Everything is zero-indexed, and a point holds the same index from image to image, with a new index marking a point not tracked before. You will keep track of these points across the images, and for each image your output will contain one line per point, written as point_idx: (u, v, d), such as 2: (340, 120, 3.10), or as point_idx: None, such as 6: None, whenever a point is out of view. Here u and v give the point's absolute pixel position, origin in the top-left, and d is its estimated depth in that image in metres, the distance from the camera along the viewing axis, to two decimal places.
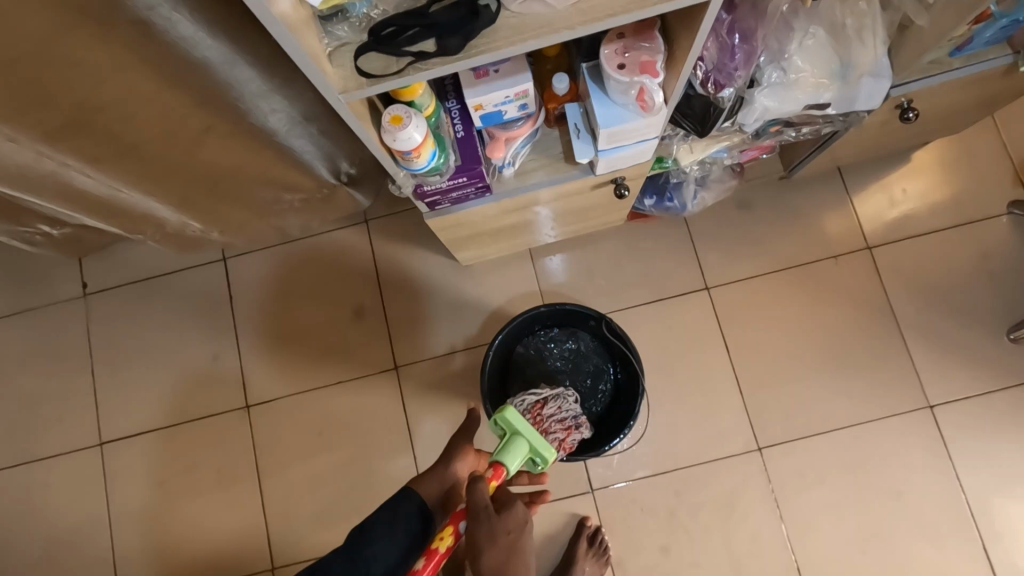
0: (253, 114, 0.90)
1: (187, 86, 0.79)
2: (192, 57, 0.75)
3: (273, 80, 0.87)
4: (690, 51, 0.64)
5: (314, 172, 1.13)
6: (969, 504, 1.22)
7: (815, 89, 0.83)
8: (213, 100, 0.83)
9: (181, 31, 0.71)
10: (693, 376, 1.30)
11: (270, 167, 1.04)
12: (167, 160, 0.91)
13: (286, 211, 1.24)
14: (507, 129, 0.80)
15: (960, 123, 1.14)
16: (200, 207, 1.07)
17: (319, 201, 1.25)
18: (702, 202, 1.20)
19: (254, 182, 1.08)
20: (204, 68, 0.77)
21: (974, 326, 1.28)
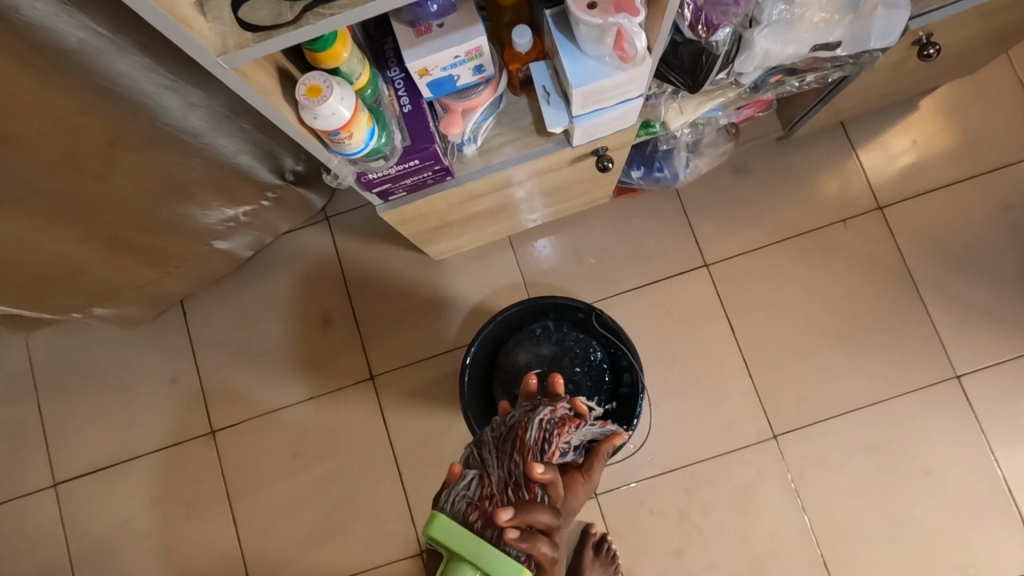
0: (165, 108, 0.76)
1: (71, 80, 0.65)
2: (66, 39, 0.61)
3: (180, 67, 0.74)
4: None
5: (257, 171, 1.00)
6: (1006, 479, 1.12)
7: (824, 25, 0.70)
8: (108, 94, 0.69)
9: (40, 8, 0.57)
10: (696, 362, 1.19)
11: (204, 177, 0.91)
12: (72, 193, 0.77)
13: (233, 233, 1.10)
14: (463, 99, 0.67)
15: (975, 61, 1.02)
16: (128, 244, 0.93)
17: (269, 211, 1.11)
18: (695, 170, 1.07)
19: (188, 205, 0.94)
20: (84, 56, 0.64)
21: (999, 285, 1.17)
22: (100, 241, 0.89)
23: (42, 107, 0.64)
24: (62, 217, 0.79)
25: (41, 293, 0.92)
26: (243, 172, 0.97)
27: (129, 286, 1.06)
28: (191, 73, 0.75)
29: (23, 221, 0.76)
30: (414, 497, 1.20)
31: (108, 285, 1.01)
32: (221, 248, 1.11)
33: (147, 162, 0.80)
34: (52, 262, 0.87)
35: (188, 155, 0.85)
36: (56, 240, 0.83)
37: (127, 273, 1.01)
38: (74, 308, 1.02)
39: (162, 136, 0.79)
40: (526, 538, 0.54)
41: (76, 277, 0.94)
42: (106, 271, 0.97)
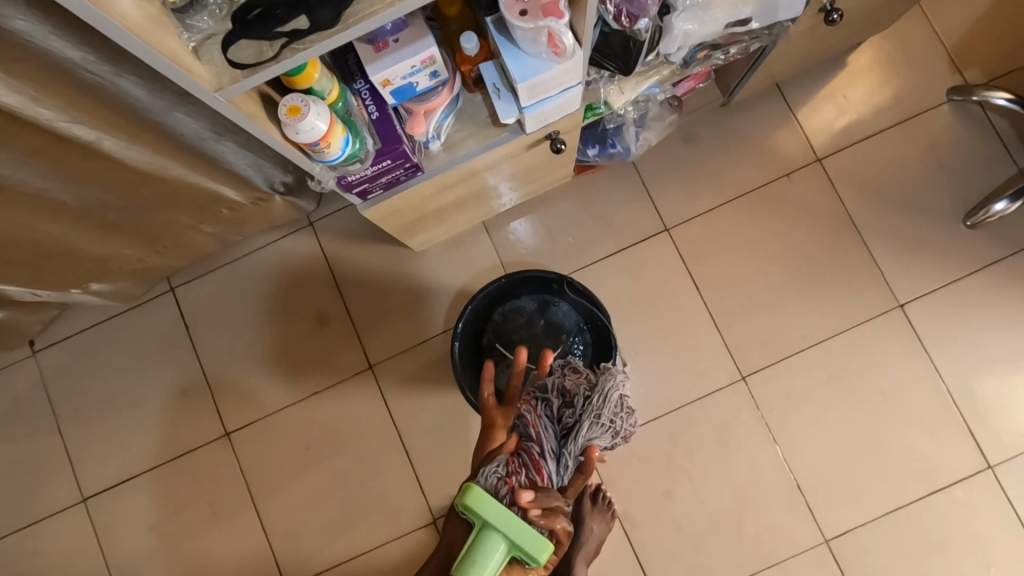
0: (151, 120, 0.83)
1: (67, 106, 0.73)
2: (65, 74, 0.70)
3: (166, 94, 0.82)
4: None
5: (243, 180, 1.07)
6: (951, 393, 1.24)
7: (733, 5, 0.80)
8: (97, 117, 0.77)
9: (45, 50, 0.66)
10: (666, 319, 1.29)
11: (193, 184, 0.99)
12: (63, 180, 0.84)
13: (222, 233, 1.18)
14: (423, 101, 0.76)
15: (886, 18, 1.12)
16: (117, 227, 1.00)
17: (258, 218, 1.19)
18: (645, 143, 1.17)
19: (169, 202, 1.01)
20: (83, 89, 0.73)
21: (932, 219, 1.28)
22: (91, 223, 0.96)
23: (40, 120, 0.72)
24: (59, 201, 0.87)
25: (40, 271, 0.99)
26: (230, 177, 1.04)
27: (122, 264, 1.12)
28: (176, 98, 0.83)
29: (20, 204, 0.83)
30: (419, 469, 1.30)
31: (101, 264, 1.07)
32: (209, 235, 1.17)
33: (135, 166, 0.87)
34: (47, 244, 0.94)
35: (175, 164, 0.92)
36: (50, 221, 0.90)
37: (119, 254, 1.08)
38: (74, 284, 1.08)
39: (150, 149, 0.86)
40: (546, 515, 0.69)
41: (72, 261, 1.01)
42: (99, 253, 1.04)
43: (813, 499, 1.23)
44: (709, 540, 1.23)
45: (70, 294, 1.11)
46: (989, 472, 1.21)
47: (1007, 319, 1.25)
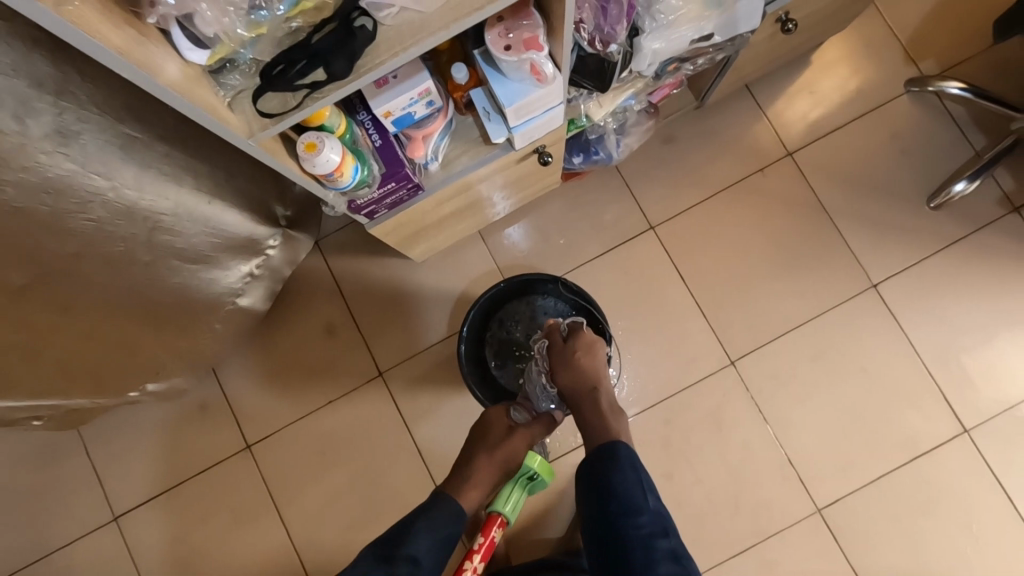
0: (192, 178, 0.88)
1: (118, 177, 0.76)
2: (109, 147, 0.74)
3: (195, 147, 0.87)
4: (564, 20, 0.69)
5: (257, 227, 1.08)
6: (927, 364, 1.32)
7: (697, 22, 0.87)
8: (145, 182, 0.80)
9: (95, 124, 0.71)
10: (657, 310, 1.37)
11: (224, 250, 1.03)
12: (121, 274, 0.86)
13: (250, 291, 1.17)
14: (421, 127, 0.83)
15: (842, 21, 1.21)
16: (168, 318, 1.02)
17: (273, 257, 1.19)
18: (627, 148, 1.24)
19: (211, 269, 1.03)
20: (126, 158, 0.76)
21: (899, 203, 1.37)
22: (144, 322, 0.98)
23: (104, 204, 0.76)
24: (124, 307, 0.91)
25: (101, 378, 1.03)
26: (247, 229, 1.05)
27: (178, 359, 1.14)
28: (202, 151, 0.88)
29: (88, 313, 0.87)
30: (433, 468, 1.37)
31: (168, 348, 1.09)
32: (241, 304, 1.17)
33: (180, 234, 0.91)
34: (111, 344, 0.96)
35: (218, 216, 0.97)
36: (117, 325, 0.93)
37: (177, 358, 1.13)
38: (129, 386, 1.11)
39: (190, 210, 0.90)
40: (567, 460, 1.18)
41: (134, 362, 1.05)
42: (158, 354, 1.08)
43: (806, 474, 1.31)
44: (714, 519, 1.31)
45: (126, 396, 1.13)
46: (966, 435, 1.30)
47: (975, 291, 1.33)
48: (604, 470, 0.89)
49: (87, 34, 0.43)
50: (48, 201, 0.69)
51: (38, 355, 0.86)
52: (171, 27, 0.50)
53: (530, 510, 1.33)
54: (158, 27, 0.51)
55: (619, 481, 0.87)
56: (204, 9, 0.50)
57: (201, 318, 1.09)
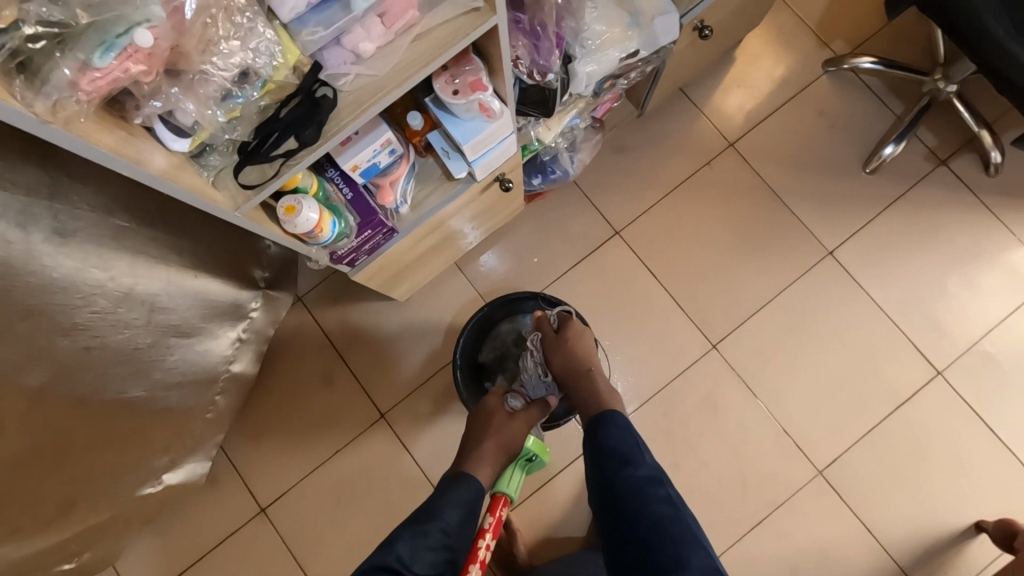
0: (179, 257, 0.93)
1: (113, 267, 0.81)
2: (102, 238, 0.78)
3: (178, 226, 0.92)
4: (501, 58, 0.75)
5: (241, 291, 1.12)
6: (892, 318, 1.41)
7: (621, 43, 0.96)
8: (138, 267, 0.85)
9: (87, 219, 0.75)
10: (636, 309, 1.44)
11: (213, 319, 1.07)
12: (130, 361, 0.89)
13: (241, 356, 1.19)
14: (387, 174, 0.89)
15: (753, 19, 1.32)
16: (176, 398, 1.04)
17: (257, 319, 1.21)
18: (581, 163, 1.32)
19: (204, 339, 1.06)
20: (117, 246, 0.81)
21: (840, 173, 1.46)
22: (155, 407, 1.00)
23: (105, 293, 0.81)
24: (134, 394, 0.94)
25: (123, 476, 1.03)
26: (232, 294, 1.10)
27: (192, 440, 1.15)
28: (185, 228, 0.93)
29: (103, 408, 0.89)
30: None
31: (180, 434, 1.10)
32: (234, 369, 1.19)
33: (176, 310, 0.95)
34: (129, 436, 0.98)
35: (205, 286, 1.01)
36: (130, 415, 0.95)
37: (193, 437, 1.14)
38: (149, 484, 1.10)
39: (182, 285, 0.95)
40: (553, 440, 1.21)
41: (154, 450, 1.06)
42: (172, 440, 1.09)
43: (801, 441, 1.37)
44: (726, 498, 1.36)
45: (140, 492, 1.10)
46: (940, 377, 1.38)
47: (923, 241, 1.43)
48: (603, 438, 0.94)
49: (89, 142, 0.49)
50: (54, 299, 0.73)
51: (65, 462, 0.88)
52: (156, 124, 0.56)
53: (550, 521, 1.36)
54: (143, 124, 0.56)
55: (610, 438, 0.93)
56: (185, 104, 0.55)
57: (204, 392, 1.11)
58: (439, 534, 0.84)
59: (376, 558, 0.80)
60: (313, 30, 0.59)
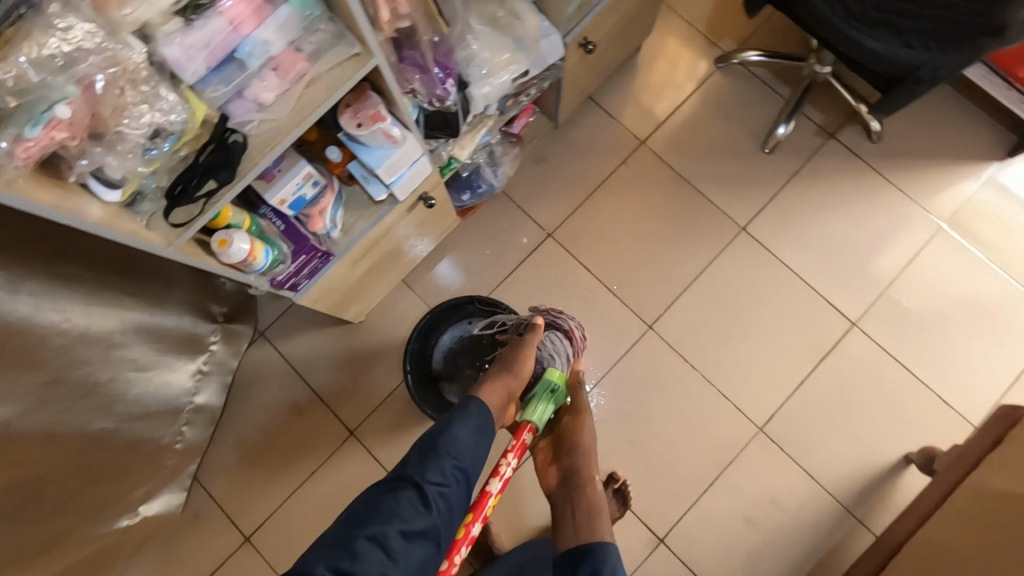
0: (131, 298, 1.04)
1: (67, 309, 0.92)
2: (53, 285, 0.89)
3: (126, 270, 1.02)
4: (388, 83, 0.88)
5: (198, 326, 1.25)
6: (807, 280, 1.54)
7: (510, 65, 1.08)
8: (90, 308, 0.96)
9: (38, 269, 0.87)
10: (575, 302, 1.55)
11: (168, 353, 1.18)
12: (92, 394, 1.00)
13: (205, 388, 1.31)
14: (315, 204, 0.99)
15: (638, 30, 1.47)
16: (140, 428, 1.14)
17: (217, 351, 1.34)
18: (504, 175, 1.44)
19: (164, 371, 1.18)
20: (68, 291, 0.92)
21: (743, 156, 1.61)
22: (120, 437, 1.09)
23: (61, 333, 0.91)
24: (98, 427, 1.03)
25: (100, 510, 1.10)
26: (189, 329, 1.23)
27: (163, 470, 1.24)
28: (133, 271, 1.04)
29: (71, 442, 0.98)
30: None
31: (151, 463, 1.20)
32: (197, 401, 1.29)
33: (132, 346, 1.06)
34: (100, 469, 1.06)
35: (158, 322, 1.13)
36: (99, 448, 1.04)
37: (162, 466, 1.23)
38: (125, 515, 1.18)
39: (135, 323, 1.06)
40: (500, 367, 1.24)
41: (125, 481, 1.15)
42: (141, 469, 1.18)
43: (740, 402, 1.48)
44: (679, 465, 1.46)
45: (117, 525, 1.18)
46: (856, 328, 1.51)
47: (824, 208, 1.57)
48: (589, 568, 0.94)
49: (33, 201, 0.58)
50: (14, 342, 0.84)
51: (44, 497, 0.95)
52: (89, 180, 0.66)
53: (521, 510, 1.44)
54: (78, 182, 0.66)
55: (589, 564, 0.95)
56: (111, 161, 0.66)
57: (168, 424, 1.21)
58: (458, 460, 0.89)
59: (403, 469, 0.86)
60: (215, 88, 0.69)
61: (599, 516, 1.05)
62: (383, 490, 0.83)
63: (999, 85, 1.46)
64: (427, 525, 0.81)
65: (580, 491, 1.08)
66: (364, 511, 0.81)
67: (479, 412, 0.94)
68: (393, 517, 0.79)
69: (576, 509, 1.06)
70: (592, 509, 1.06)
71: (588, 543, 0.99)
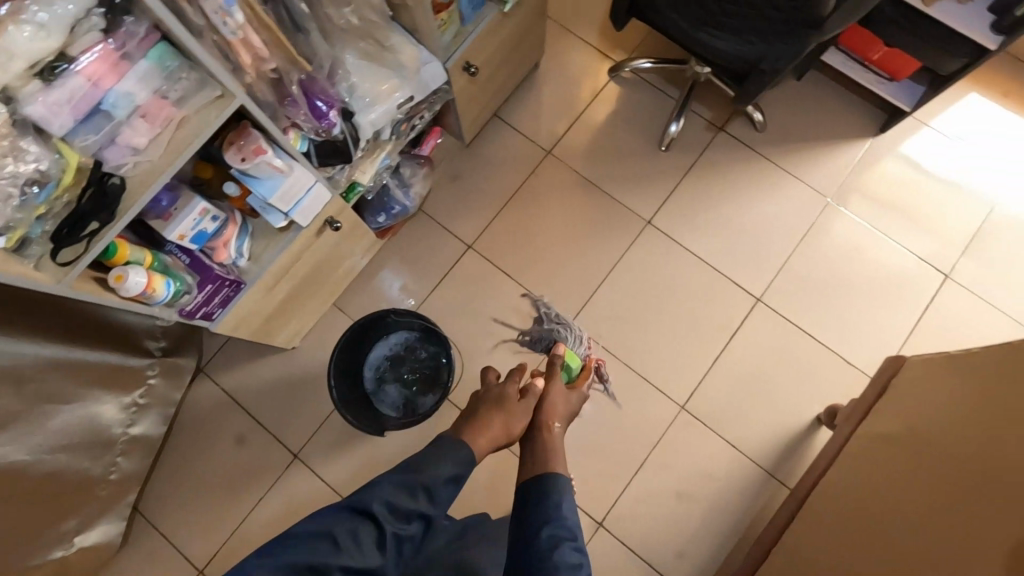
0: (48, 334, 1.12)
1: None
2: None
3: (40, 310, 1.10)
4: (263, 121, 0.96)
5: (128, 360, 1.33)
6: (711, 263, 1.65)
7: (393, 93, 1.18)
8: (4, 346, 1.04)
9: None
10: (498, 308, 1.64)
11: (95, 387, 1.25)
12: (4, 428, 1.07)
13: (141, 420, 1.38)
14: (218, 236, 1.07)
15: (527, 50, 1.59)
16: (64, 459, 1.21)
17: (154, 385, 1.41)
18: (417, 195, 1.54)
19: (92, 404, 1.25)
20: None
21: (642, 156, 1.73)
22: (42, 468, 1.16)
23: None
24: (14, 460, 1.10)
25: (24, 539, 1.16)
26: (118, 362, 1.30)
27: (94, 499, 1.30)
28: (51, 309, 1.12)
29: None
30: None
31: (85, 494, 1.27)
32: (134, 433, 1.37)
33: (50, 381, 1.14)
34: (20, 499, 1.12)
35: (82, 357, 1.20)
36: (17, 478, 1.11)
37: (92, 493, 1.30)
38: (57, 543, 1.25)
39: (56, 360, 1.14)
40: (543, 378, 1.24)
41: (53, 511, 1.21)
42: (70, 498, 1.24)
43: (661, 384, 1.57)
44: (608, 449, 1.53)
45: (51, 556, 1.25)
46: (760, 303, 1.62)
47: (721, 195, 1.69)
48: (539, 495, 0.87)
49: None
50: None
51: None
52: None
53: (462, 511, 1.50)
54: None
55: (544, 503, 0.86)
56: None
57: (99, 456, 1.29)
58: (426, 505, 0.86)
59: (363, 497, 0.83)
60: (86, 137, 0.78)
61: (555, 452, 0.96)
62: (341, 515, 0.81)
63: (856, 69, 1.61)
64: (375, 564, 0.79)
65: (534, 432, 1.02)
66: (310, 536, 0.78)
67: (458, 453, 0.92)
68: (340, 551, 0.77)
69: (532, 444, 0.98)
70: (548, 446, 0.97)
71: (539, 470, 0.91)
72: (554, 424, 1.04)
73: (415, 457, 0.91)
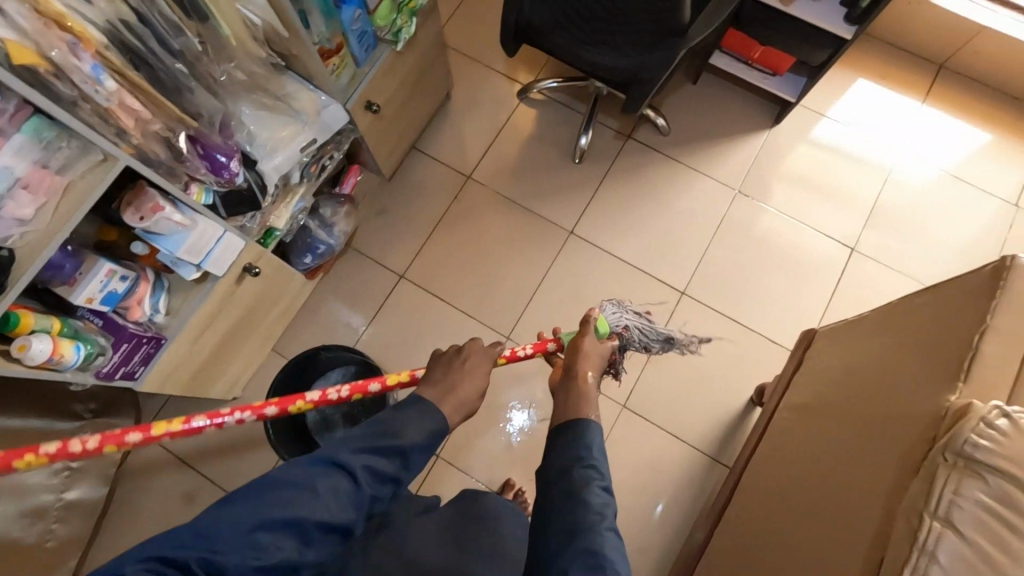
0: None
1: None
2: None
3: None
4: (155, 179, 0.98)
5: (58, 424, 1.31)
6: (635, 264, 1.72)
7: (293, 137, 1.22)
8: None
9: None
10: (436, 332, 1.67)
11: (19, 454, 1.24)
12: None
13: (77, 484, 1.38)
14: (130, 296, 1.09)
15: (433, 83, 1.66)
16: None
17: (88, 448, 1.40)
18: (342, 232, 1.56)
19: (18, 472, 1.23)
20: None
21: (558, 171, 1.80)
22: None
23: None
24: None
25: None
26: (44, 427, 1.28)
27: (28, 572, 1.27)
28: None
29: None
30: None
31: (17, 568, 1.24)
32: (70, 497, 1.37)
33: None
34: None
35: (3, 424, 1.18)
36: None
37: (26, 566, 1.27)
38: None
39: None
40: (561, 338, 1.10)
41: None
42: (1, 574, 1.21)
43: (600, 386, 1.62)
44: None
45: None
46: (685, 296, 1.69)
47: (636, 199, 1.77)
48: (570, 447, 0.79)
49: None
50: None
51: None
52: None
53: None
54: None
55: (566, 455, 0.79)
56: None
57: (31, 525, 1.27)
58: (400, 469, 0.78)
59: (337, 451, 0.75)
60: None
61: (588, 403, 0.85)
62: (309, 470, 0.72)
63: (743, 68, 1.72)
64: (345, 522, 0.71)
65: (567, 381, 0.89)
66: (280, 484, 0.70)
67: (434, 418, 0.83)
68: (309, 506, 0.69)
69: (562, 396, 0.87)
70: (579, 396, 0.85)
71: (571, 421, 0.82)
72: (589, 374, 0.90)
73: (389, 415, 0.81)
